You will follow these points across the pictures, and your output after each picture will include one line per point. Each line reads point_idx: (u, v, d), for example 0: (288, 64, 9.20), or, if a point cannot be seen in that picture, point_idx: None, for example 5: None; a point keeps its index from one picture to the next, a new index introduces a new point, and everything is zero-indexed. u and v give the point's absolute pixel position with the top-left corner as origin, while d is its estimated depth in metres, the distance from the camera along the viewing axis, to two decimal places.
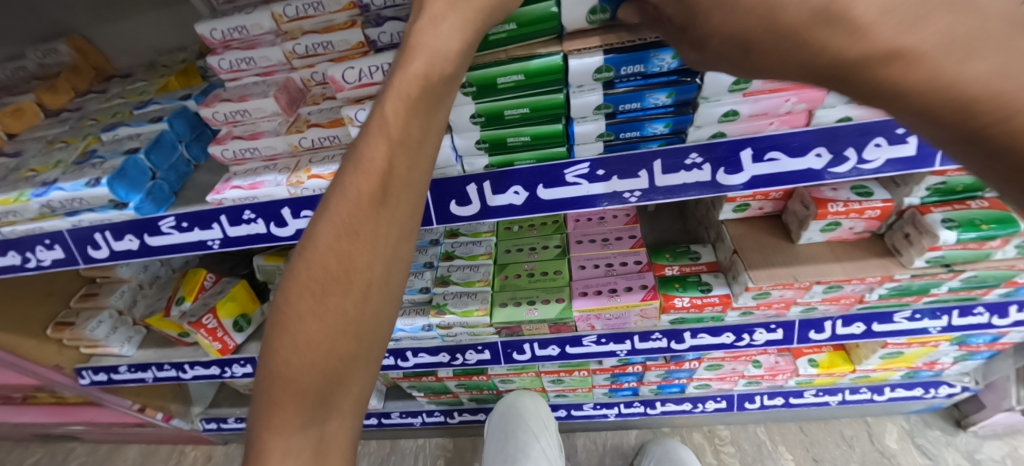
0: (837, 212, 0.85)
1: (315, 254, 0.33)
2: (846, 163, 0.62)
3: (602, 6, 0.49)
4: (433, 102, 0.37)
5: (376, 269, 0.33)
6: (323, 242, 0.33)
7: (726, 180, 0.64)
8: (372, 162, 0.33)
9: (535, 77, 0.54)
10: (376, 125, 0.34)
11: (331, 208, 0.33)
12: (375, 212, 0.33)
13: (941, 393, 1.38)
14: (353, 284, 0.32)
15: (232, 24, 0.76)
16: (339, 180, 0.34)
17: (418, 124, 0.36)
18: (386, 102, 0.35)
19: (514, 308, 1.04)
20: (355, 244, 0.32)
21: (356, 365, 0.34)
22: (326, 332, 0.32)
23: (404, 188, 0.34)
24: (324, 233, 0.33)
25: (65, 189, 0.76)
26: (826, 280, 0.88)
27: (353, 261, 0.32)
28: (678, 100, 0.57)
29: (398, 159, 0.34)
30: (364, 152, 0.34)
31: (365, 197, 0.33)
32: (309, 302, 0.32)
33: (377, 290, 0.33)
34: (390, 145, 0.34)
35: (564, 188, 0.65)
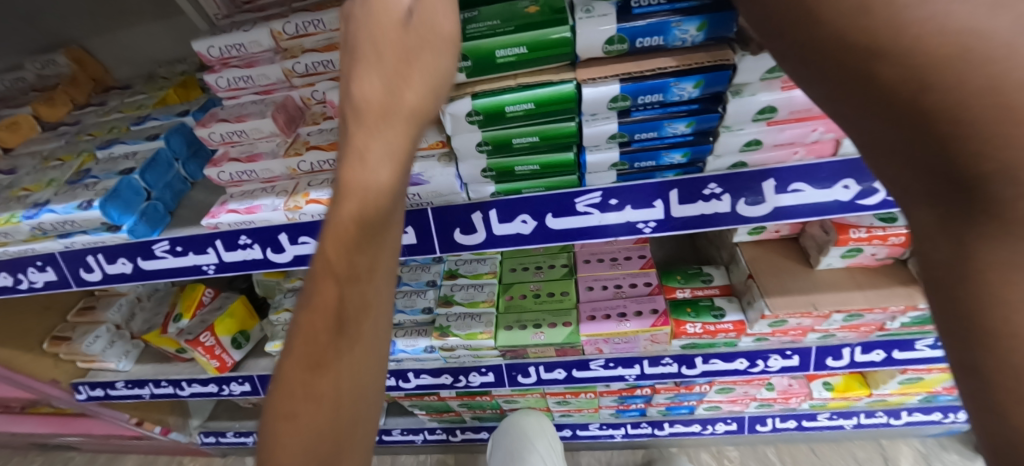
0: (859, 238, 0.82)
1: (287, 372, 0.34)
2: (875, 195, 0.58)
3: (619, 36, 0.46)
4: (377, 232, 0.33)
5: (342, 388, 0.34)
6: (293, 363, 0.34)
7: (747, 212, 0.60)
8: (320, 299, 0.33)
9: (546, 105, 0.50)
10: (317, 261, 0.33)
11: (296, 332, 0.34)
12: (334, 340, 0.33)
13: (960, 418, 1.33)
14: (324, 407, 0.33)
15: (230, 41, 0.73)
16: (297, 314, 0.34)
17: (363, 258, 0.33)
18: (322, 237, 0.33)
19: (520, 332, 1.01)
20: (319, 370, 0.33)
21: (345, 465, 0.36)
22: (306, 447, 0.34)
23: (360, 314, 0.34)
24: (291, 355, 0.34)
25: (56, 211, 0.73)
26: (846, 309, 0.84)
27: (316, 390, 0.33)
28: (698, 129, 0.54)
29: (347, 294, 0.33)
30: (314, 285, 0.33)
31: (322, 329, 0.33)
32: (285, 420, 0.34)
33: (354, 403, 0.35)
34: (333, 281, 0.33)
35: (573, 218, 0.62)
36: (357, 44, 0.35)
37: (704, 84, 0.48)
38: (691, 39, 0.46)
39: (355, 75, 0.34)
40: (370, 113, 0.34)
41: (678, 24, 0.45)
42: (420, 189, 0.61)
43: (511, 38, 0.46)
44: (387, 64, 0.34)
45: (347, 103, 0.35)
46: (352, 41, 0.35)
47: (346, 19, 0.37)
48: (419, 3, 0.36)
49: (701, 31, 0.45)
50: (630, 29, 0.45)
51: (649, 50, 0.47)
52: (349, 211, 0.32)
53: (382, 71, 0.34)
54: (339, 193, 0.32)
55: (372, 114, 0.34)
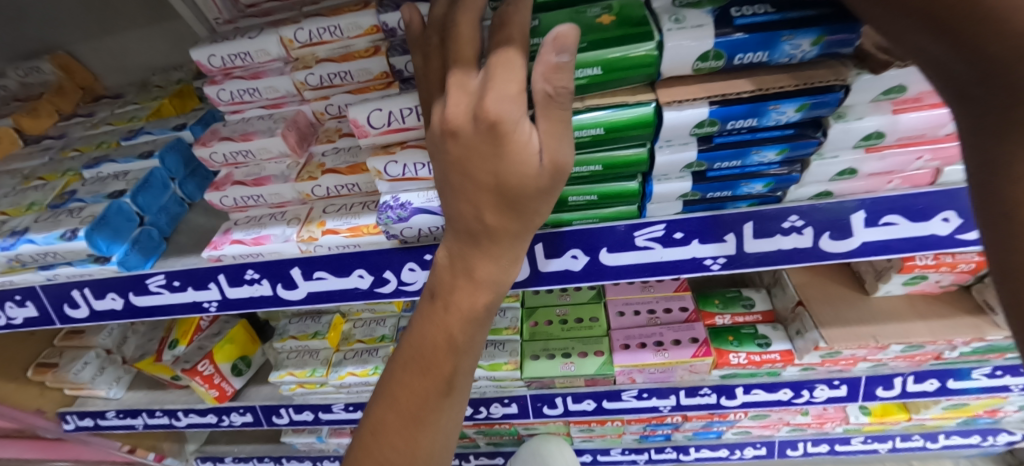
0: (925, 265, 0.74)
1: (385, 414, 0.42)
2: (978, 229, 0.51)
3: (716, 52, 0.38)
4: (483, 318, 0.41)
5: (439, 441, 0.41)
6: (393, 408, 0.41)
7: (831, 247, 0.53)
8: (428, 364, 0.41)
9: (618, 131, 0.42)
10: (430, 335, 0.41)
11: (399, 381, 0.42)
12: (436, 396, 0.41)
13: (999, 441, 1.27)
14: (417, 447, 0.41)
15: (233, 50, 0.64)
16: (407, 374, 0.41)
17: (468, 335, 0.41)
18: (437, 317, 0.41)
19: (547, 362, 0.93)
20: (419, 417, 0.40)
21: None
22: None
23: (457, 375, 0.41)
24: (394, 400, 0.41)
25: (35, 242, 0.65)
26: (909, 342, 0.77)
27: (419, 442, 0.41)
28: (789, 157, 0.46)
29: (460, 364, 0.41)
30: (423, 350, 0.41)
31: (427, 386, 0.41)
32: (379, 451, 0.41)
33: (439, 444, 0.42)
34: (443, 351, 0.40)
35: (632, 253, 0.54)
36: (481, 176, 0.35)
37: (808, 107, 0.41)
38: (801, 55, 0.38)
39: (478, 203, 0.36)
40: (492, 238, 0.38)
41: (789, 37, 0.38)
42: None
43: (584, 55, 0.39)
44: (511, 200, 0.35)
45: (464, 221, 0.38)
46: (475, 172, 0.35)
47: (461, 136, 0.34)
48: (546, 129, 0.34)
49: (815, 46, 0.38)
50: (731, 42, 0.38)
51: (748, 66, 0.40)
52: (465, 304, 0.40)
53: (506, 204, 0.36)
54: (456, 286, 0.40)
55: (494, 239, 0.38)
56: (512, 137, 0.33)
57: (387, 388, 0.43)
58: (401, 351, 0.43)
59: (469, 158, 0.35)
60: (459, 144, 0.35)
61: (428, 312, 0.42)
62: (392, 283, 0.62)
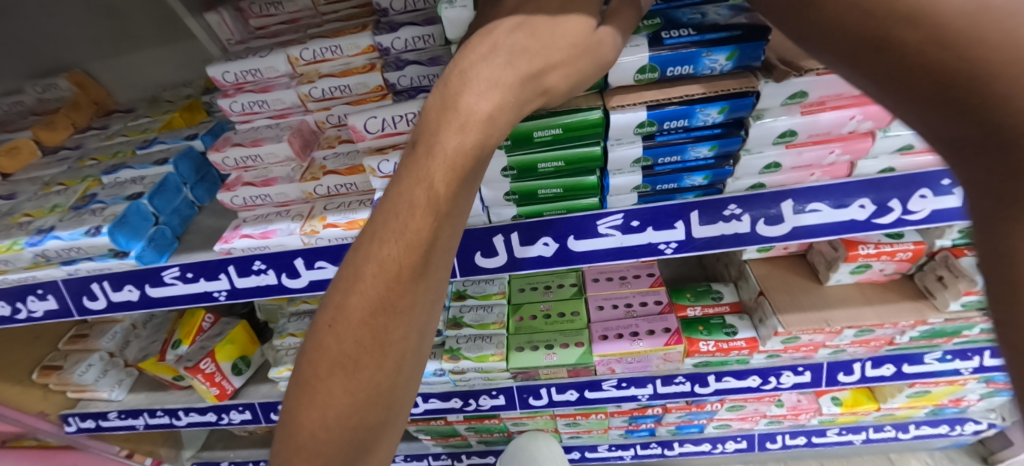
0: (868, 254, 0.83)
1: (338, 343, 0.33)
2: (891, 214, 0.60)
3: (650, 65, 0.48)
4: (456, 209, 0.35)
5: (410, 338, 0.34)
6: (348, 334, 0.32)
7: (766, 232, 0.61)
8: (398, 269, 0.32)
9: (573, 131, 0.51)
10: (408, 200, 0.33)
11: (356, 300, 0.33)
12: (405, 313, 0.33)
13: (967, 430, 1.33)
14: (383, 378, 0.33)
15: (246, 67, 0.73)
16: (371, 248, 0.33)
17: (445, 234, 0.34)
18: (408, 204, 0.33)
19: (532, 353, 1.00)
20: (386, 342, 0.32)
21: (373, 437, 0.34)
22: (350, 424, 0.32)
23: (427, 287, 0.34)
24: (349, 321, 0.33)
25: (62, 238, 0.72)
26: (858, 325, 0.85)
27: (387, 336, 0.33)
28: (720, 153, 0.55)
29: (442, 232, 0.34)
30: (390, 251, 0.33)
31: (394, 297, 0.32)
32: (328, 395, 0.32)
33: (412, 339, 0.34)
34: (414, 250, 0.33)
35: (595, 239, 0.62)
36: (490, 62, 0.37)
37: (728, 110, 0.50)
38: (720, 68, 0.48)
39: (474, 79, 0.36)
40: (495, 80, 0.36)
41: (708, 53, 0.47)
42: None
43: None
44: (526, 55, 0.38)
45: (453, 100, 0.35)
46: (484, 58, 0.37)
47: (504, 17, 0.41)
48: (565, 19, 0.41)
49: (729, 60, 0.48)
50: (662, 58, 0.47)
51: (678, 77, 0.50)
52: (438, 187, 0.33)
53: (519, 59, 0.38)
54: (430, 165, 0.34)
55: (495, 81, 0.36)
56: (521, 35, 0.39)
57: (337, 312, 0.33)
58: (352, 266, 0.34)
59: (472, 52, 0.38)
60: (463, 50, 0.39)
61: (395, 204, 0.33)
62: None
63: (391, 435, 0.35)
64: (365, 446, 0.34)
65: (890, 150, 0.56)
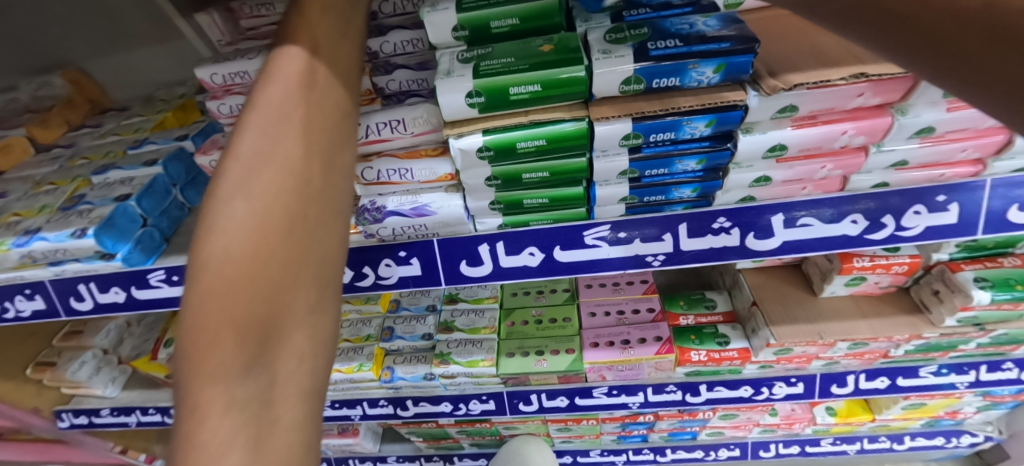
0: (862, 267, 0.82)
1: (213, 283, 0.31)
2: (883, 229, 0.59)
3: (636, 77, 0.46)
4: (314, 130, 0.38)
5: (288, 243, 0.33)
6: (219, 270, 0.31)
7: (756, 245, 0.60)
8: (273, 188, 0.34)
9: (557, 142, 0.50)
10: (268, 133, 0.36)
11: (223, 235, 0.33)
12: (292, 228, 0.34)
13: (963, 442, 1.32)
14: (274, 306, 0.32)
15: (234, 69, 0.72)
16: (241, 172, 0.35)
17: (317, 151, 0.37)
18: (267, 132, 0.36)
19: (522, 359, 0.99)
20: (267, 261, 0.32)
21: (282, 372, 0.31)
22: (243, 361, 0.30)
23: (314, 207, 0.36)
24: (224, 259, 0.32)
25: (48, 239, 0.72)
26: (853, 339, 0.84)
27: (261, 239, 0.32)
28: (709, 166, 0.54)
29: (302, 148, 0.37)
30: (251, 176, 0.35)
31: (277, 214, 0.34)
32: (212, 342, 0.30)
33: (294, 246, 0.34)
34: (287, 164, 0.35)
35: (582, 250, 0.61)
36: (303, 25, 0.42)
37: (715, 123, 0.49)
38: (707, 80, 0.46)
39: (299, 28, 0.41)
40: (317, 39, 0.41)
41: (694, 66, 0.46)
42: (425, 220, 0.59)
43: (525, 76, 0.46)
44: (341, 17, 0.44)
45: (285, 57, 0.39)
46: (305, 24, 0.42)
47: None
48: None
49: (717, 73, 0.46)
50: (648, 69, 0.46)
51: (666, 89, 0.48)
52: (293, 111, 0.37)
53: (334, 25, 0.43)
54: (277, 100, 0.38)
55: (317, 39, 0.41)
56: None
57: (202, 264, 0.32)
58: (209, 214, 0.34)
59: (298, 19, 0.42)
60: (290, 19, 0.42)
61: (247, 144, 0.36)
62: (370, 277, 0.67)
63: (307, 372, 0.32)
64: (273, 388, 0.30)
65: (884, 166, 0.55)
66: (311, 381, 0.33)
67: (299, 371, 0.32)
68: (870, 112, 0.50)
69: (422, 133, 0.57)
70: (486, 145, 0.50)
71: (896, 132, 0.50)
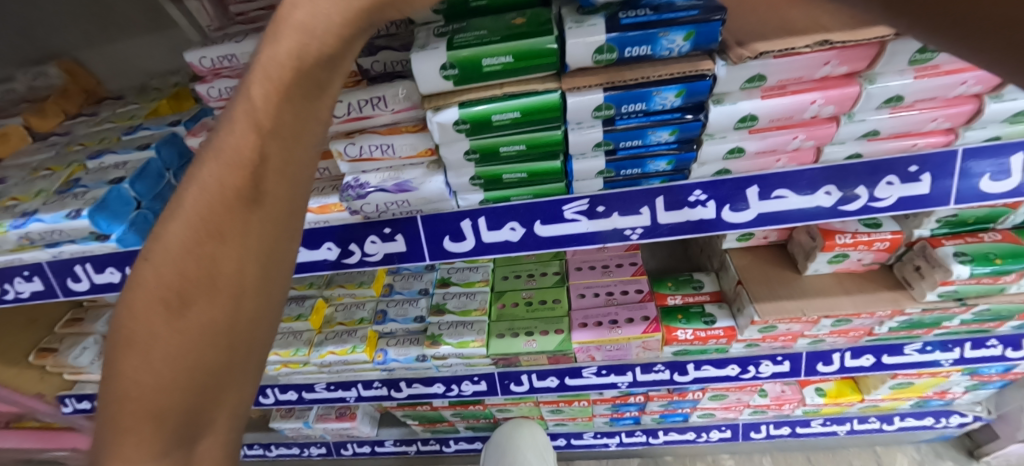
0: (845, 244, 0.83)
1: (137, 347, 0.27)
2: (857, 201, 0.60)
3: (609, 46, 0.47)
4: (302, 131, 0.33)
5: (250, 277, 0.30)
6: (141, 352, 0.27)
7: (733, 218, 0.61)
8: (211, 255, 0.28)
9: (531, 114, 0.52)
10: (236, 140, 0.29)
11: (140, 298, 0.27)
12: (228, 312, 0.29)
13: (952, 422, 1.33)
14: (200, 394, 0.28)
15: (222, 52, 0.73)
16: (198, 169, 0.29)
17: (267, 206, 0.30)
18: (209, 176, 0.29)
19: (512, 340, 1.01)
20: (217, 306, 0.28)
21: (202, 454, 0.29)
22: (158, 449, 0.27)
23: (277, 237, 0.31)
24: (157, 291, 0.27)
25: (44, 221, 0.73)
26: (834, 315, 0.86)
27: (216, 280, 0.28)
28: (682, 138, 0.55)
29: (271, 149, 0.30)
30: (180, 237, 0.28)
31: (224, 273, 0.29)
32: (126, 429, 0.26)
33: (250, 283, 0.30)
34: (228, 226, 0.28)
35: (562, 225, 0.63)
36: None
37: (686, 94, 0.50)
38: (678, 48, 0.48)
39: (280, 25, 0.32)
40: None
41: (665, 33, 0.47)
42: (407, 196, 0.61)
43: (498, 46, 0.47)
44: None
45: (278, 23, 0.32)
46: None
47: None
48: None
49: (687, 41, 0.47)
50: (620, 38, 0.47)
51: (637, 59, 0.49)
52: (249, 147, 0.29)
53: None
54: (228, 135, 0.29)
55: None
56: None
57: (116, 336, 0.27)
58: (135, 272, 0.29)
59: None
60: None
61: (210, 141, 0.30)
62: (357, 255, 0.69)
63: (230, 446, 0.31)
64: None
65: (856, 136, 0.56)
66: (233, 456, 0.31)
67: (221, 450, 0.30)
68: (838, 81, 0.51)
69: (402, 110, 0.58)
70: (462, 118, 0.52)
71: (865, 101, 0.52)
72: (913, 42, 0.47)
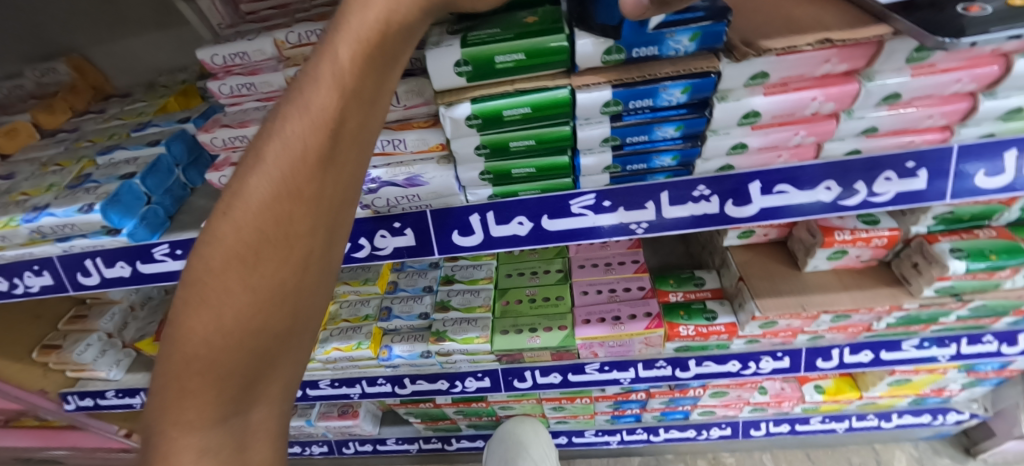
0: (843, 240, 0.85)
1: (217, 292, 0.31)
2: (856, 196, 0.62)
3: (617, 47, 0.49)
4: (369, 108, 0.38)
5: (315, 238, 0.35)
6: (212, 318, 0.31)
7: (735, 213, 0.63)
8: (283, 231, 0.33)
9: (542, 110, 0.53)
10: (317, 113, 0.34)
11: (220, 250, 0.31)
12: (300, 263, 0.34)
13: (949, 419, 1.35)
14: (259, 360, 0.33)
15: (234, 49, 0.75)
16: (280, 134, 0.33)
17: (330, 187, 0.35)
18: (285, 152, 0.33)
19: (516, 336, 1.02)
20: (291, 264, 0.33)
21: (255, 421, 0.34)
22: (221, 413, 0.32)
23: (335, 206, 0.37)
24: (239, 242, 0.31)
25: (56, 215, 0.74)
26: (834, 310, 0.87)
27: (292, 240, 0.33)
28: (687, 133, 0.56)
29: (347, 121, 0.35)
30: (263, 193, 0.32)
31: (298, 234, 0.34)
32: (192, 392, 0.31)
33: (315, 244, 0.35)
34: (299, 207, 0.33)
35: (569, 219, 0.64)
36: None
37: (691, 90, 0.52)
38: (683, 48, 0.49)
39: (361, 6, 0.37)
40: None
41: (671, 35, 0.48)
42: (419, 190, 0.62)
43: (510, 44, 0.49)
44: None
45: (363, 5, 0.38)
46: None
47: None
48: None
49: (692, 42, 0.49)
50: (627, 38, 0.48)
51: (644, 59, 0.51)
52: (330, 114, 0.34)
53: None
54: (308, 111, 0.33)
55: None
56: None
57: (194, 285, 0.31)
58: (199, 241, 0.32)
59: None
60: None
61: (287, 108, 0.34)
62: (367, 249, 0.70)
63: (280, 400, 0.37)
64: (246, 437, 0.33)
65: (855, 133, 0.58)
66: (281, 421, 0.37)
67: (282, 385, 0.36)
68: (838, 79, 0.53)
69: (415, 106, 0.59)
70: (474, 113, 0.53)
71: (863, 99, 0.53)
72: (911, 40, 0.48)
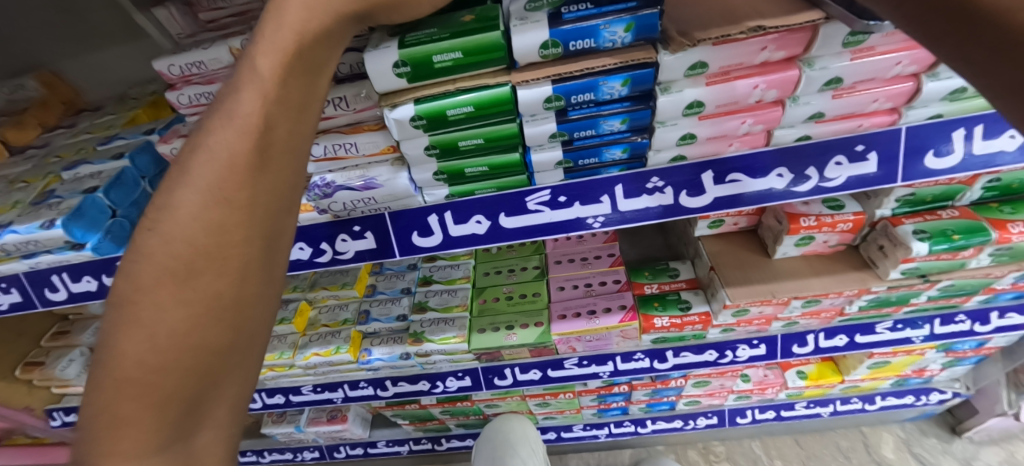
0: (809, 226, 0.85)
1: (146, 313, 0.31)
2: (808, 182, 0.62)
3: (553, 40, 0.49)
4: (299, 113, 0.38)
5: (253, 248, 0.34)
6: (144, 340, 0.30)
7: (690, 203, 0.63)
8: (215, 243, 0.32)
9: (485, 107, 0.53)
10: (241, 118, 0.33)
11: (149, 268, 0.31)
12: (238, 277, 0.33)
13: (932, 400, 1.36)
14: (201, 381, 0.33)
15: (190, 59, 0.74)
16: (206, 144, 0.33)
17: (265, 193, 0.35)
18: (212, 160, 0.33)
19: (493, 334, 1.02)
20: (228, 278, 0.33)
21: (202, 441, 0.34)
22: (161, 438, 0.31)
23: (274, 214, 0.36)
24: (168, 258, 0.31)
25: (18, 232, 0.74)
26: (804, 295, 0.87)
27: (226, 253, 0.32)
28: (634, 126, 0.56)
29: (274, 126, 0.35)
30: (192, 205, 0.32)
31: (232, 246, 0.33)
32: (127, 420, 0.30)
33: (253, 257, 0.34)
34: (232, 216, 0.33)
35: (527, 216, 0.64)
36: None
37: (631, 82, 0.52)
38: (620, 39, 0.49)
39: (281, 10, 0.37)
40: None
41: (606, 26, 0.48)
42: (373, 193, 0.62)
43: (447, 43, 0.49)
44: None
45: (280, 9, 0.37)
46: None
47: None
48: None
49: (628, 32, 0.49)
50: (563, 31, 0.48)
51: (582, 52, 0.51)
52: (255, 120, 0.34)
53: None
54: (231, 119, 0.33)
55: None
56: None
57: (122, 309, 0.31)
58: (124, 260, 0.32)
59: None
60: None
61: (213, 117, 0.34)
62: (329, 254, 0.70)
63: (229, 425, 0.36)
64: (192, 460, 0.33)
65: (803, 119, 0.58)
66: (229, 441, 0.36)
67: (228, 409, 0.36)
68: (779, 66, 0.53)
69: (365, 110, 0.59)
70: (419, 114, 0.53)
71: (806, 84, 0.54)
72: (844, 25, 0.49)
